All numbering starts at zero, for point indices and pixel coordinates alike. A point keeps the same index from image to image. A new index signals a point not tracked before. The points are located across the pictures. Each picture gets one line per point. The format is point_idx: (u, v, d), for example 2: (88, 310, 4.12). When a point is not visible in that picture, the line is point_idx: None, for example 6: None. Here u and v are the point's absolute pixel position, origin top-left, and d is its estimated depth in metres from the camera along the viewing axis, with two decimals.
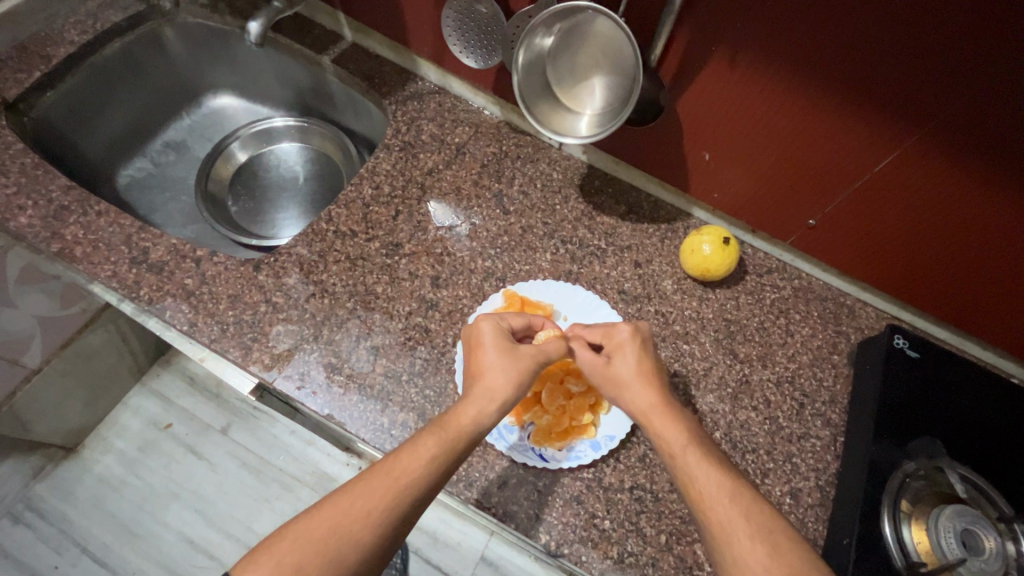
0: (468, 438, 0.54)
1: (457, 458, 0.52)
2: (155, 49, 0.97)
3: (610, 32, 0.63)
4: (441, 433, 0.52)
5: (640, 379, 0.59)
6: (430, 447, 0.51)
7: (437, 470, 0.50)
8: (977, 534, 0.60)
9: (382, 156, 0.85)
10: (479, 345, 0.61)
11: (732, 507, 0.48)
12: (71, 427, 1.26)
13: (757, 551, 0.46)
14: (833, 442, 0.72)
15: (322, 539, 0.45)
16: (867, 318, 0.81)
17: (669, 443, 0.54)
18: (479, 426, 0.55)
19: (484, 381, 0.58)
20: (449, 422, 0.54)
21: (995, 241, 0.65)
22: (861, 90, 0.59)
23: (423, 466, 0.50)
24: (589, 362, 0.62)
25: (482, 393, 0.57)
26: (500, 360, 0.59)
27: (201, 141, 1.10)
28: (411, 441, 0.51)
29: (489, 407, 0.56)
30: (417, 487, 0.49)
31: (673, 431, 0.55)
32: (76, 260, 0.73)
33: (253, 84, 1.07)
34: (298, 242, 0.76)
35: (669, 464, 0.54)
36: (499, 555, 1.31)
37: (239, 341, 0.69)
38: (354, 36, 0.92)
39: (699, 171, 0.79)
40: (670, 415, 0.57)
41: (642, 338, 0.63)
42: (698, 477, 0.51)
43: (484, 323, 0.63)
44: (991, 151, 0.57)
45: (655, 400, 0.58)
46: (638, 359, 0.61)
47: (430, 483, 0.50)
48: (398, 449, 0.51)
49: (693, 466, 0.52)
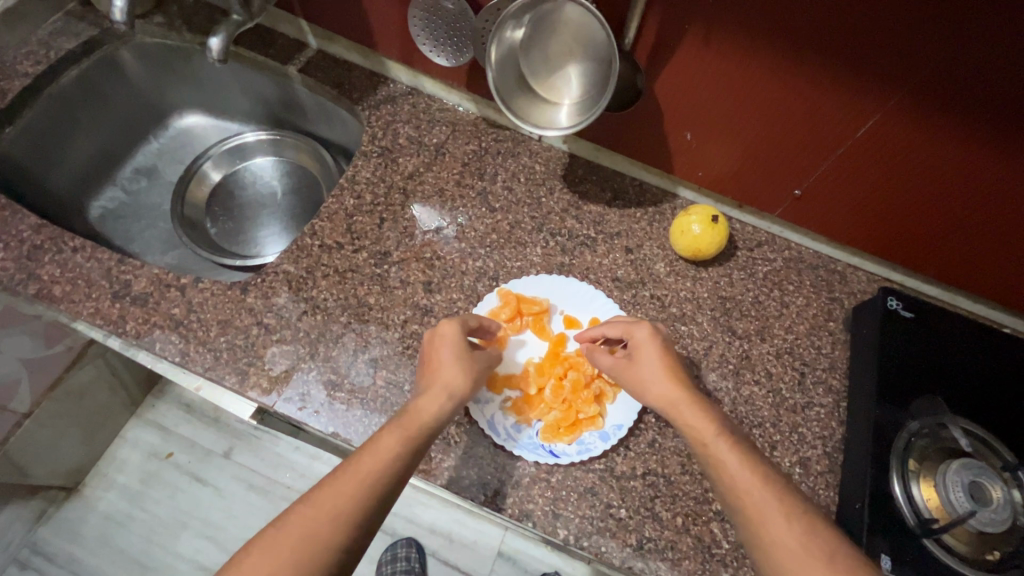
0: (427, 428, 0.55)
1: (417, 450, 0.54)
2: (114, 74, 0.94)
3: (580, 18, 0.62)
4: (399, 431, 0.54)
5: (666, 373, 0.60)
6: (389, 445, 0.52)
7: (397, 465, 0.51)
8: (986, 486, 0.60)
9: (361, 163, 0.83)
10: (439, 343, 0.62)
11: (766, 492, 0.50)
12: (69, 466, 1.24)
13: (793, 528, 0.48)
14: (836, 407, 0.73)
15: (297, 548, 0.45)
16: (858, 282, 0.82)
17: (699, 434, 0.56)
18: (436, 418, 0.57)
19: (436, 378, 0.60)
20: (411, 420, 0.55)
21: (980, 198, 0.66)
22: (838, 58, 0.59)
23: (384, 462, 0.51)
24: (609, 363, 0.65)
25: (436, 389, 0.58)
26: (455, 361, 0.61)
27: (173, 163, 1.07)
28: (372, 441, 0.53)
29: (442, 400, 0.58)
30: (381, 482, 0.50)
31: (702, 422, 0.56)
32: (56, 300, 0.71)
33: (221, 101, 1.04)
34: (284, 259, 0.75)
35: (701, 454, 0.55)
36: (516, 548, 1.31)
37: (234, 367, 0.68)
38: (319, 43, 0.90)
39: (683, 151, 0.79)
40: (697, 406, 0.58)
41: (662, 342, 0.63)
42: (732, 465, 0.53)
43: (447, 324, 0.63)
44: (973, 107, 0.57)
45: (682, 395, 0.58)
46: (659, 353, 0.62)
47: (393, 476, 0.51)
48: (357, 452, 0.51)
49: (726, 454, 0.53)
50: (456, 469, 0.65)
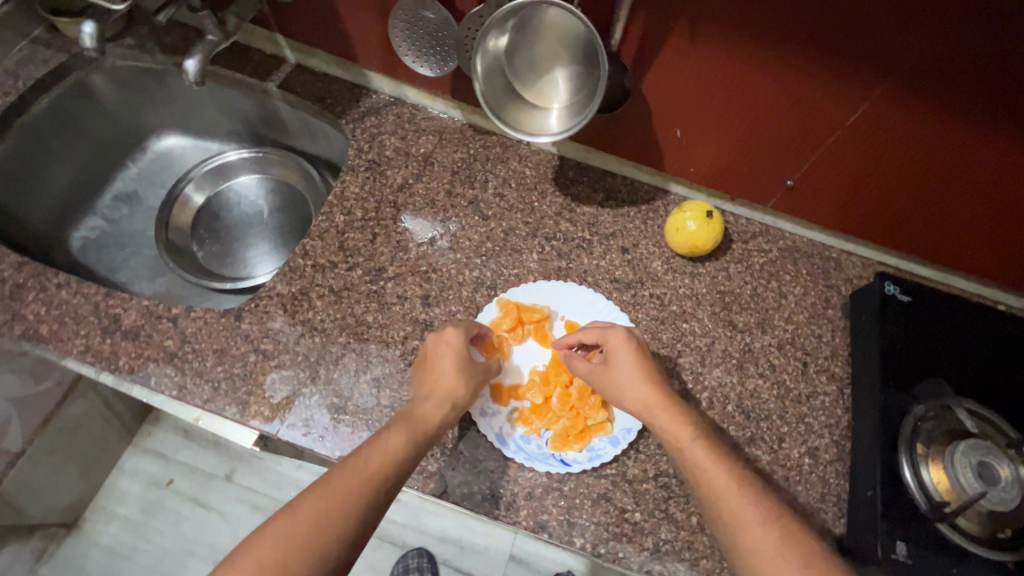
0: (429, 432, 0.59)
1: (421, 449, 0.57)
2: (87, 101, 0.91)
3: (563, 23, 0.61)
4: (406, 431, 0.57)
5: (642, 376, 0.62)
6: (396, 443, 0.56)
7: (403, 462, 0.55)
8: (993, 466, 0.61)
9: (348, 178, 0.81)
10: (441, 352, 0.64)
11: (742, 498, 0.53)
12: (67, 501, 1.21)
13: (768, 536, 0.51)
14: (840, 395, 0.73)
15: (305, 539, 0.47)
16: (853, 268, 0.82)
17: (677, 438, 0.58)
18: (439, 422, 0.60)
19: (440, 384, 0.62)
20: (416, 424, 0.58)
21: (969, 177, 0.66)
22: (824, 49, 0.59)
23: (392, 459, 0.54)
24: (586, 369, 0.65)
25: (440, 397, 0.61)
26: (458, 369, 0.63)
27: (153, 188, 1.04)
28: (380, 439, 0.56)
29: (445, 406, 0.61)
30: (389, 477, 0.53)
31: (677, 425, 0.58)
32: (44, 339, 0.69)
33: (199, 121, 1.02)
34: (277, 281, 0.73)
35: (677, 456, 0.57)
36: (527, 551, 1.31)
37: (234, 397, 0.67)
38: (297, 57, 0.88)
39: (673, 148, 0.78)
40: (672, 408, 0.60)
41: (637, 345, 0.64)
42: (708, 470, 0.55)
43: (452, 331, 0.65)
44: (960, 90, 0.58)
45: (656, 398, 0.60)
46: (633, 356, 0.63)
47: (399, 471, 0.54)
48: (367, 447, 0.55)
49: (703, 459, 0.56)
50: (467, 485, 0.64)
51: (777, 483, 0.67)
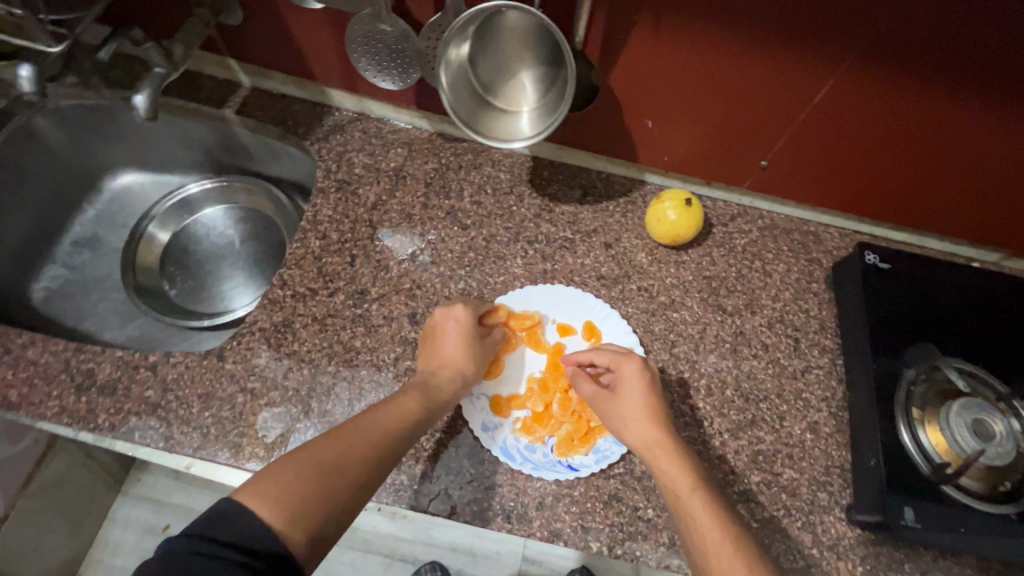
0: (440, 401, 0.61)
1: (431, 415, 0.59)
2: (33, 146, 0.86)
3: (522, 24, 0.60)
4: (418, 397, 0.59)
5: (646, 410, 0.61)
6: (410, 405, 0.58)
7: (416, 421, 0.57)
8: (987, 422, 0.62)
9: (320, 201, 0.79)
10: (447, 330, 0.66)
11: (733, 550, 0.50)
12: (59, 563, 1.15)
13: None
14: (833, 366, 0.74)
15: (326, 476, 0.47)
16: (832, 239, 0.83)
17: (675, 486, 0.56)
18: (449, 394, 0.62)
19: (451, 359, 0.64)
20: (429, 392, 0.61)
21: (934, 141, 0.68)
22: (789, 30, 0.59)
23: (406, 418, 0.56)
24: (591, 390, 0.65)
25: (450, 371, 0.63)
26: (470, 345, 0.65)
27: (114, 229, 1.00)
28: (395, 400, 0.58)
29: (456, 379, 0.63)
30: (404, 430, 0.55)
31: (678, 473, 0.56)
32: (14, 404, 0.65)
33: (156, 155, 0.98)
34: (257, 315, 0.71)
35: (675, 507, 0.55)
36: (539, 551, 1.30)
37: (225, 441, 0.64)
38: (252, 80, 0.85)
39: (645, 139, 0.78)
40: (673, 454, 0.58)
41: (649, 378, 0.63)
42: (702, 520, 0.53)
43: (460, 308, 0.67)
44: (924, 58, 0.58)
45: (659, 439, 0.59)
46: (643, 389, 0.62)
47: (411, 429, 0.56)
48: (383, 405, 0.57)
49: (698, 511, 0.53)
50: (477, 502, 0.63)
51: (782, 463, 0.68)
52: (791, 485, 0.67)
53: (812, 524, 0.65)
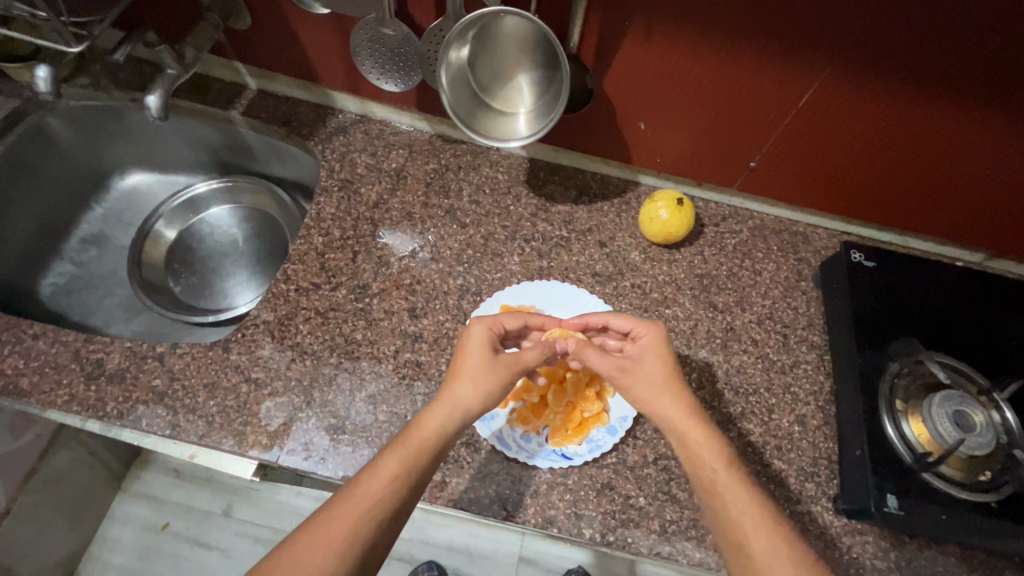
0: (429, 446, 0.56)
1: (423, 469, 0.55)
2: (43, 144, 0.89)
3: (521, 29, 0.63)
4: (399, 451, 0.55)
5: (668, 385, 0.62)
6: (391, 466, 0.54)
7: (400, 483, 0.53)
8: (968, 413, 0.64)
9: (323, 200, 0.81)
10: (464, 349, 0.63)
11: (766, 523, 0.53)
12: (58, 558, 1.16)
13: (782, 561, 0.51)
14: (820, 361, 0.76)
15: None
16: (819, 239, 0.86)
17: (698, 451, 0.58)
18: (440, 436, 0.57)
19: (449, 390, 0.60)
20: (414, 443, 0.56)
21: (917, 144, 0.70)
22: (776, 35, 0.62)
23: (387, 481, 0.52)
24: (606, 361, 0.64)
25: (446, 406, 0.59)
26: (478, 373, 0.61)
27: (121, 226, 1.02)
28: (373, 465, 0.54)
29: (451, 415, 0.58)
30: (387, 501, 0.52)
31: (705, 438, 0.59)
32: (25, 392, 0.67)
33: (163, 155, 1.00)
34: (261, 309, 0.73)
35: (696, 467, 0.57)
36: (535, 551, 1.32)
37: (230, 429, 0.66)
38: (258, 82, 0.88)
39: (639, 140, 0.81)
40: (698, 419, 0.60)
41: (667, 348, 0.65)
42: (731, 486, 0.55)
43: (476, 326, 0.65)
44: (904, 64, 0.61)
45: (680, 406, 0.61)
46: (662, 360, 0.64)
47: (396, 492, 0.52)
48: (361, 473, 0.53)
49: (723, 474, 0.56)
50: (474, 490, 0.65)
51: (771, 453, 0.70)
52: (780, 475, 0.69)
53: (800, 513, 0.67)
